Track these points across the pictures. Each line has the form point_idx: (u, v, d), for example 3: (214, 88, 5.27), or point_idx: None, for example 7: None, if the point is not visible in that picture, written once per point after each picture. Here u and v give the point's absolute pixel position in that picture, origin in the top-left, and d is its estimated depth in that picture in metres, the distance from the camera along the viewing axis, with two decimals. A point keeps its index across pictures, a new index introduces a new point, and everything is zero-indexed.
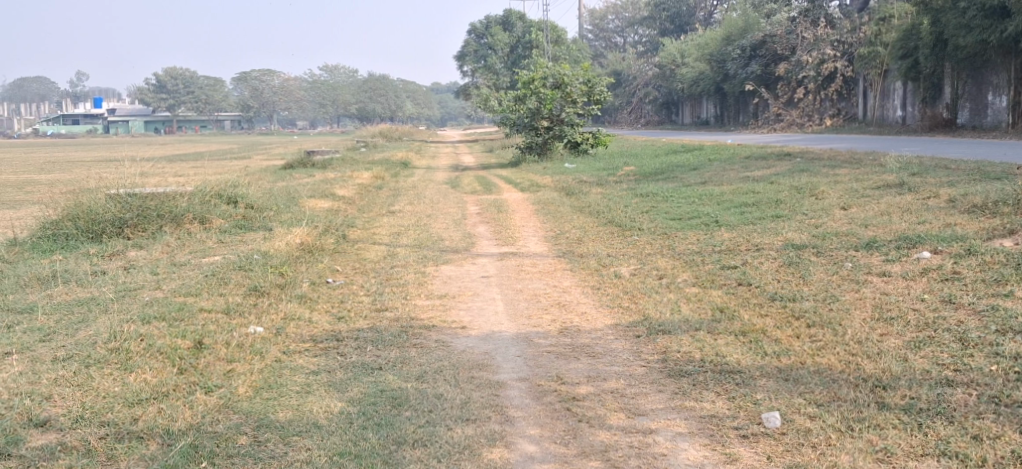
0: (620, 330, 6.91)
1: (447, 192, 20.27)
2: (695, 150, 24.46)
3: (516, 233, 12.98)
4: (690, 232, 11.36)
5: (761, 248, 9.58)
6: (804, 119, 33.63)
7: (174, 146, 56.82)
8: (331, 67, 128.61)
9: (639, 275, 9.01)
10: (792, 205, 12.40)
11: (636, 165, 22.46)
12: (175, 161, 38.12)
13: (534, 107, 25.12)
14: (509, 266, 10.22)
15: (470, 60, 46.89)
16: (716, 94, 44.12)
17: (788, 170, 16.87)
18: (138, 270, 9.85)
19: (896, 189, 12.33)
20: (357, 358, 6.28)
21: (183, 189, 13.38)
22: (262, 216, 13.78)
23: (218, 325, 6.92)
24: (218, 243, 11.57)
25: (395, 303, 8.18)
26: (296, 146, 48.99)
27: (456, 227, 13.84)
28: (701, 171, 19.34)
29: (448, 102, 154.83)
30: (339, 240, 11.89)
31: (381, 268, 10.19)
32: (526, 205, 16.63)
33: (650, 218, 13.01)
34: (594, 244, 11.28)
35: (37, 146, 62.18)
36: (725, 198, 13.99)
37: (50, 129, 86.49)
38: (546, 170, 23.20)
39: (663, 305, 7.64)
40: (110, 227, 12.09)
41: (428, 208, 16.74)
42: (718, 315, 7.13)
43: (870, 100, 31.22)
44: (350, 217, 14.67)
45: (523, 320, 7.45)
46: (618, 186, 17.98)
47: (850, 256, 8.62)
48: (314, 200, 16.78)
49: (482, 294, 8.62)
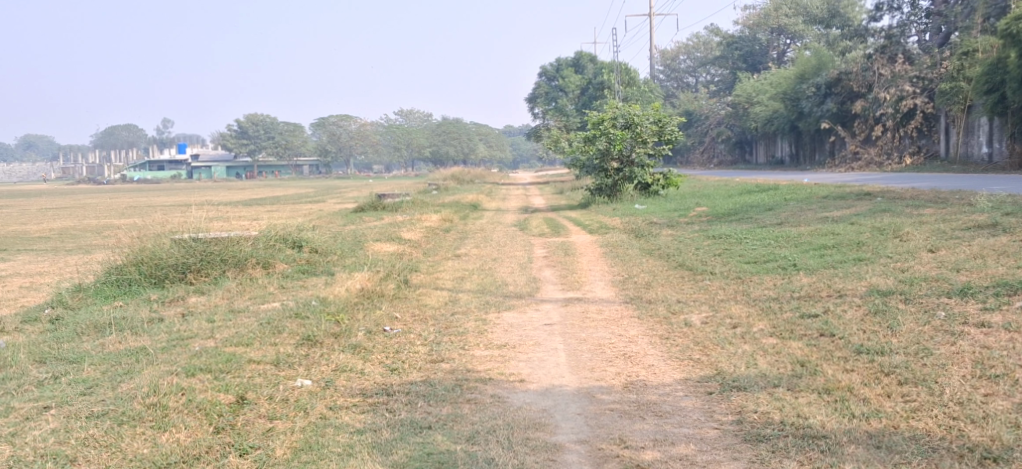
0: (690, 385, 6.38)
1: (514, 235, 19.94)
2: (771, 189, 23.71)
3: (583, 277, 12.54)
4: (765, 276, 10.79)
5: (843, 294, 8.94)
6: (883, 158, 32.33)
7: (253, 191, 57.95)
8: (404, 112, 130.48)
9: (711, 324, 8.46)
10: (874, 247, 11.72)
11: (709, 205, 21.88)
12: (251, 205, 38.72)
13: (603, 148, 24.55)
14: (574, 313, 9.76)
15: (541, 103, 47.02)
16: (791, 133, 43.22)
17: (868, 210, 16.11)
18: (195, 317, 9.66)
19: (988, 230, 11.56)
20: (407, 415, 5.88)
21: (247, 233, 13.26)
22: (325, 260, 13.60)
23: (265, 378, 6.59)
24: (278, 289, 11.35)
25: (452, 354, 7.79)
26: (370, 190, 49.48)
27: (521, 271, 13.47)
28: (776, 211, 18.69)
29: (520, 145, 155.60)
30: (400, 285, 11.60)
31: (441, 315, 9.83)
32: (594, 248, 16.18)
33: (723, 261, 12.45)
34: (664, 289, 10.76)
35: (125, 192, 64.19)
36: (803, 240, 13.33)
37: (136, 175, 89.31)
38: (616, 212, 22.76)
39: (737, 357, 7.08)
40: (172, 272, 12.03)
41: (494, 251, 16.41)
42: (798, 370, 6.55)
43: (952, 137, 30.04)
44: (414, 262, 14.43)
45: (585, 373, 6.98)
46: (689, 228, 17.43)
47: (941, 303, 7.94)
48: (379, 244, 16.58)
49: (544, 344, 8.18)
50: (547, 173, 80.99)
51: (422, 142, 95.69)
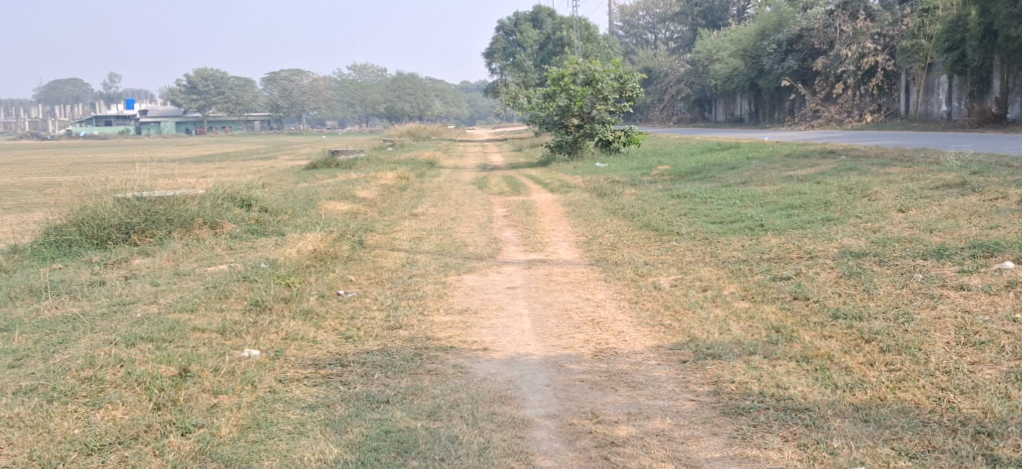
0: (663, 353, 6.07)
1: (473, 193, 19.51)
2: (732, 147, 23.51)
3: (545, 237, 12.19)
4: (732, 238, 10.53)
5: (815, 256, 8.69)
6: (844, 115, 32.46)
7: (204, 148, 56.62)
8: (359, 67, 128.46)
9: (680, 288, 8.18)
10: (842, 207, 11.51)
11: (670, 164, 21.63)
12: (201, 162, 37.76)
13: (564, 105, 24.20)
14: (537, 276, 9.43)
15: (498, 57, 45.85)
16: (751, 90, 43.17)
17: (833, 169, 15.93)
18: (138, 281, 9.14)
19: (957, 190, 11.40)
20: (363, 389, 5.50)
21: (194, 192, 12.69)
22: (276, 220, 13.09)
23: (210, 347, 6.15)
24: (227, 250, 10.85)
25: (410, 321, 7.42)
26: (325, 146, 48.58)
27: (481, 232, 13.08)
28: (739, 170, 18.48)
29: (478, 101, 154.30)
30: (356, 247, 11.16)
31: (398, 278, 9.44)
32: (555, 207, 15.82)
33: (689, 221, 12.17)
34: (629, 251, 10.46)
35: (69, 148, 62.46)
36: (769, 200, 13.09)
37: (82, 130, 86.95)
38: (576, 170, 22.43)
39: (709, 323, 6.79)
40: (115, 232, 11.45)
41: (453, 210, 15.98)
42: (774, 336, 6.27)
43: (913, 95, 30.22)
44: (370, 221, 13.96)
45: (552, 341, 6.64)
46: (651, 187, 17.14)
47: (917, 266, 7.70)
48: (333, 202, 16.05)
49: (507, 309, 7.83)
50: (505, 130, 80.39)
51: (378, 97, 94.32)
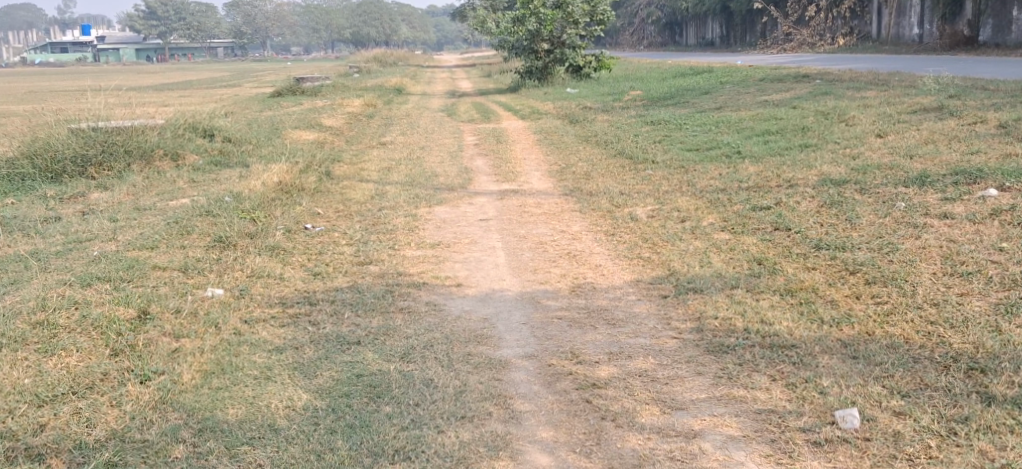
0: (642, 289, 5.89)
1: (442, 121, 19.13)
2: (705, 72, 23.20)
3: (517, 166, 11.93)
4: (709, 166, 10.33)
5: (794, 184, 8.52)
6: (815, 39, 31.90)
7: (166, 75, 55.28)
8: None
9: (657, 219, 7.99)
10: (819, 133, 11.33)
11: (643, 89, 21.32)
12: (163, 90, 36.86)
13: (534, 29, 23.26)
14: (510, 208, 9.22)
15: None
16: (722, 13, 42.66)
17: (807, 94, 15.72)
18: (97, 216, 8.80)
19: (935, 114, 11.23)
20: (333, 329, 5.27)
21: (153, 122, 12.24)
22: (240, 150, 12.69)
23: (172, 288, 5.87)
24: (189, 183, 10.48)
25: (381, 255, 7.19)
26: (290, 73, 47.58)
27: (452, 161, 12.78)
28: (712, 95, 18.25)
29: (445, 26, 151.72)
30: (323, 178, 10.85)
31: (368, 210, 9.17)
32: (527, 134, 15.54)
33: (663, 149, 11.96)
34: (603, 180, 10.25)
35: (26, 76, 60.73)
36: (745, 126, 12.88)
37: (39, 58, 84.56)
38: (547, 96, 22.07)
39: (689, 256, 6.60)
40: (71, 165, 11.01)
41: (422, 139, 15.65)
42: (756, 269, 6.11)
43: (885, 18, 29.90)
44: (338, 151, 13.61)
45: (527, 277, 6.44)
46: (624, 113, 16.86)
47: (899, 194, 7.55)
48: (299, 131, 15.64)
49: (480, 242, 7.61)
50: (473, 55, 79.20)
51: (343, 23, 92.22)
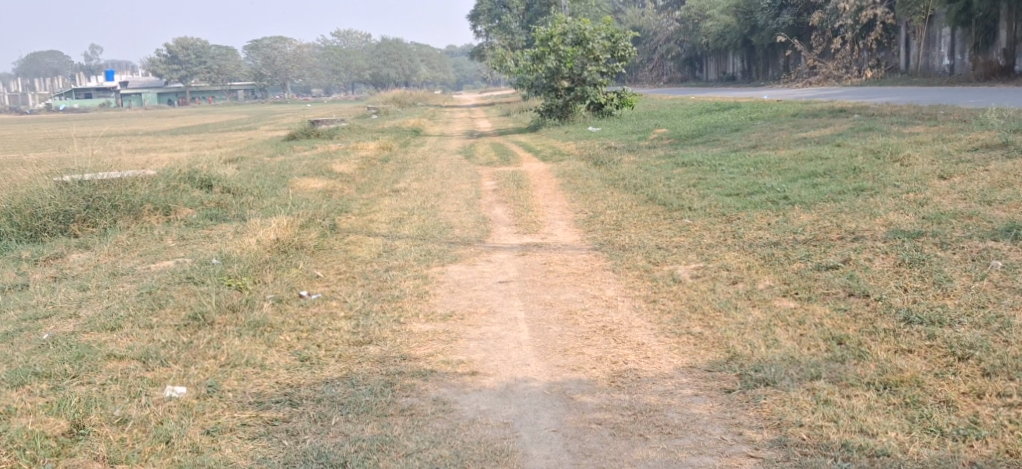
0: (698, 379, 4.78)
1: (460, 164, 18.16)
2: (733, 108, 22.15)
3: (539, 215, 10.89)
4: (754, 213, 9.25)
5: (858, 237, 7.39)
6: (841, 72, 31.11)
7: (185, 119, 54.83)
8: (342, 33, 125.94)
9: (705, 281, 6.88)
10: (873, 175, 10.21)
11: (668, 127, 20.30)
12: (178, 134, 36.17)
13: (554, 66, 22.69)
14: (532, 266, 8.17)
15: (484, 20, 44.54)
16: (743, 47, 41.75)
17: (848, 130, 14.62)
18: (68, 282, 7.80)
19: (1001, 151, 10.09)
20: (315, 444, 4.24)
21: (144, 173, 11.28)
22: (239, 201, 11.71)
23: (123, 385, 4.80)
24: (177, 241, 9.48)
25: (383, 333, 6.11)
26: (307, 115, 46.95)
27: (469, 209, 11.76)
28: (744, 132, 17.23)
29: (464, 66, 152.05)
30: (326, 233, 9.83)
31: (372, 271, 8.12)
32: (549, 178, 14.54)
33: (699, 193, 10.90)
34: (637, 232, 9.17)
35: (46, 122, 60.44)
36: (786, 167, 11.77)
37: (61, 103, 84.79)
38: (569, 135, 21.09)
39: (750, 334, 5.48)
40: (51, 222, 10.04)
41: (438, 184, 14.69)
42: (837, 351, 4.98)
43: (913, 49, 28.83)
44: (345, 201, 12.62)
45: (556, 361, 5.34)
46: (652, 153, 15.80)
47: (991, 250, 6.38)
48: (306, 179, 14.67)
49: (499, 313, 6.52)
50: (491, 94, 78.68)
51: (363, 63, 92.10)
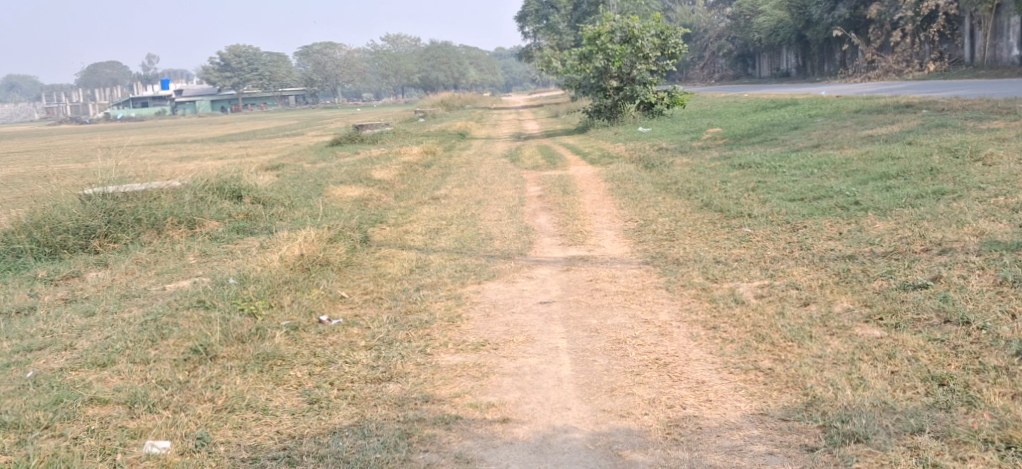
0: (772, 432, 4.09)
1: (504, 169, 17.45)
2: (790, 104, 21.13)
3: (585, 224, 10.12)
4: (822, 221, 8.40)
5: (947, 250, 6.51)
6: (902, 66, 29.76)
7: (235, 126, 54.92)
8: (391, 37, 126.30)
9: (771, 302, 6.05)
10: (952, 176, 9.27)
11: (723, 126, 19.37)
12: (225, 141, 35.97)
13: (602, 66, 21.87)
14: (577, 283, 7.42)
15: (532, 21, 43.86)
16: (798, 43, 40.47)
17: (918, 126, 13.61)
18: (76, 305, 7.19)
19: None
20: None
21: (169, 185, 10.70)
22: (269, 212, 11.09)
23: (103, 452, 4.25)
24: (199, 257, 8.86)
25: (407, 366, 5.39)
26: (354, 120, 46.68)
27: (511, 218, 11.05)
28: (805, 130, 16.30)
29: (512, 67, 151.81)
30: (356, 247, 9.17)
31: (402, 291, 7.43)
32: (597, 182, 13.78)
33: (760, 199, 10.05)
34: (692, 243, 8.36)
35: (101, 132, 61.01)
36: (854, 167, 10.86)
37: (118, 112, 85.89)
38: (617, 137, 20.26)
39: (830, 370, 4.67)
40: (71, 237, 9.46)
41: (480, 191, 14.00)
42: (938, 395, 4.20)
43: (978, 40, 27.41)
44: (381, 210, 11.99)
45: (601, 404, 4.59)
46: (706, 155, 14.92)
47: None
48: (343, 187, 14.04)
49: (538, 342, 5.77)
50: (540, 95, 77.86)
51: (412, 67, 92.05)
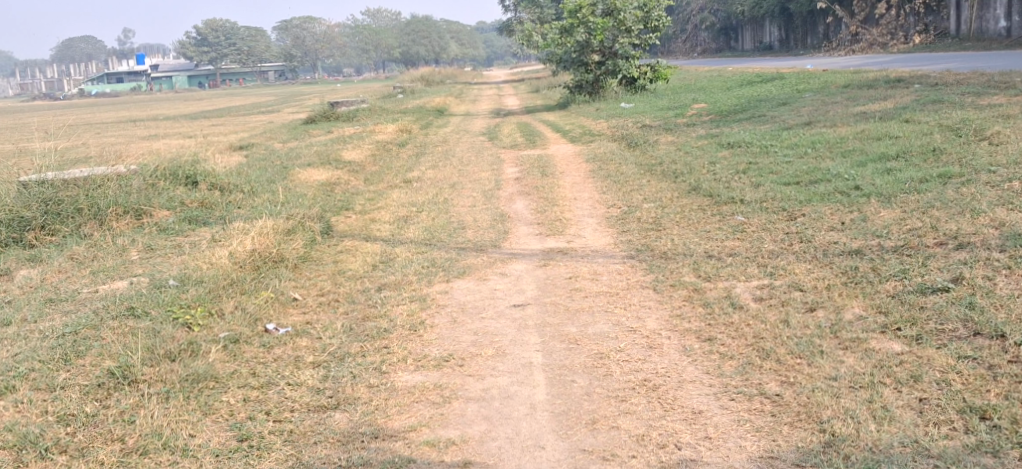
0: None
1: (482, 148, 16.74)
2: (776, 79, 20.44)
3: (564, 211, 9.44)
4: (821, 209, 7.76)
5: (966, 244, 5.83)
6: (887, 38, 28.97)
7: (211, 102, 53.77)
8: (371, 11, 124.57)
9: (773, 308, 5.38)
10: (958, 157, 8.61)
11: (708, 101, 18.69)
12: (197, 119, 34.93)
13: (583, 39, 21.08)
14: (555, 281, 6.73)
15: None
16: (781, 15, 39.79)
17: (914, 102, 12.95)
18: None
19: None
20: None
21: (116, 170, 9.89)
22: (226, 199, 10.32)
23: None
24: (143, 253, 8.10)
25: (357, 390, 4.69)
26: (331, 96, 45.60)
27: (487, 203, 10.34)
28: (793, 106, 15.65)
29: (494, 41, 150.42)
30: (315, 241, 8.42)
31: (361, 292, 6.71)
32: (578, 162, 13.10)
33: (752, 182, 9.37)
34: (680, 234, 7.69)
35: (73, 109, 59.57)
36: (851, 147, 10.22)
37: (93, 88, 84.15)
38: (599, 113, 19.54)
39: (848, 397, 4.05)
40: (4, 231, 8.70)
41: (456, 172, 13.28)
42: (981, 434, 3.72)
43: (965, 12, 26.79)
44: (347, 196, 11.27)
45: (580, 441, 4.03)
46: (692, 133, 14.24)
47: None
48: (309, 169, 13.25)
49: (509, 357, 5.06)
50: (523, 70, 76.86)
51: (391, 42, 90.68)
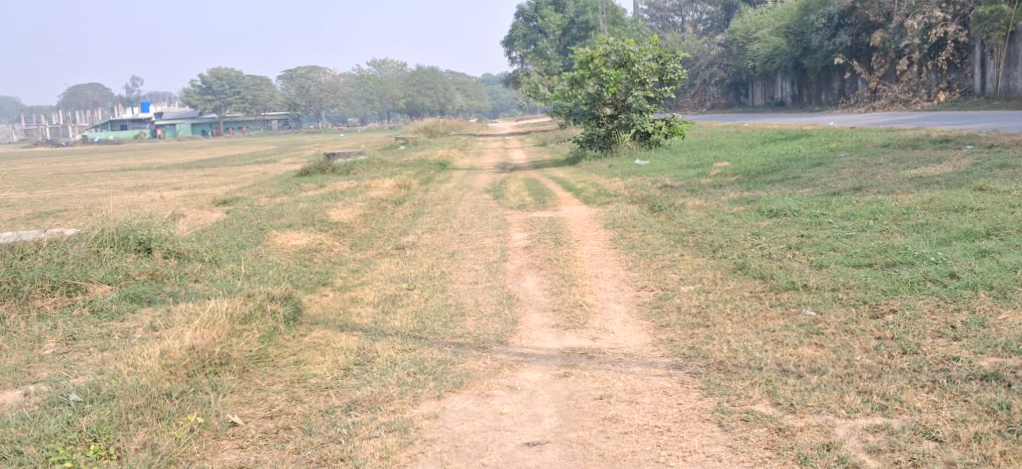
0: None
1: (486, 207, 15.20)
2: (802, 136, 18.97)
3: (583, 293, 7.83)
4: (914, 304, 6.13)
5: None
6: (909, 95, 27.68)
7: (212, 150, 52.37)
8: (377, 61, 124.43)
9: None
10: None
11: (730, 160, 17.16)
12: (190, 168, 33.36)
13: (594, 92, 19.63)
14: (581, 399, 5.12)
15: (518, 46, 41.63)
16: (795, 70, 38.47)
17: (976, 166, 11.37)
18: None
19: None
20: None
21: (49, 238, 8.29)
22: (182, 271, 8.63)
23: None
24: (62, 344, 6.50)
25: None
26: (333, 146, 44.22)
27: (493, 279, 8.72)
28: (829, 167, 14.15)
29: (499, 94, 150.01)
30: (277, 331, 6.80)
31: (326, 412, 5.10)
32: (594, 228, 11.55)
33: (810, 262, 7.77)
34: (737, 333, 6.07)
35: (73, 156, 58.21)
36: (920, 220, 8.63)
37: (95, 135, 83.14)
38: (612, 170, 18.00)
39: None
40: None
41: (456, 238, 11.69)
42: None
43: (990, 70, 25.39)
44: (329, 266, 9.65)
45: None
46: (721, 196, 12.66)
47: None
48: (289, 232, 11.59)
49: None
50: (529, 124, 75.47)
51: (395, 92, 90.00)
